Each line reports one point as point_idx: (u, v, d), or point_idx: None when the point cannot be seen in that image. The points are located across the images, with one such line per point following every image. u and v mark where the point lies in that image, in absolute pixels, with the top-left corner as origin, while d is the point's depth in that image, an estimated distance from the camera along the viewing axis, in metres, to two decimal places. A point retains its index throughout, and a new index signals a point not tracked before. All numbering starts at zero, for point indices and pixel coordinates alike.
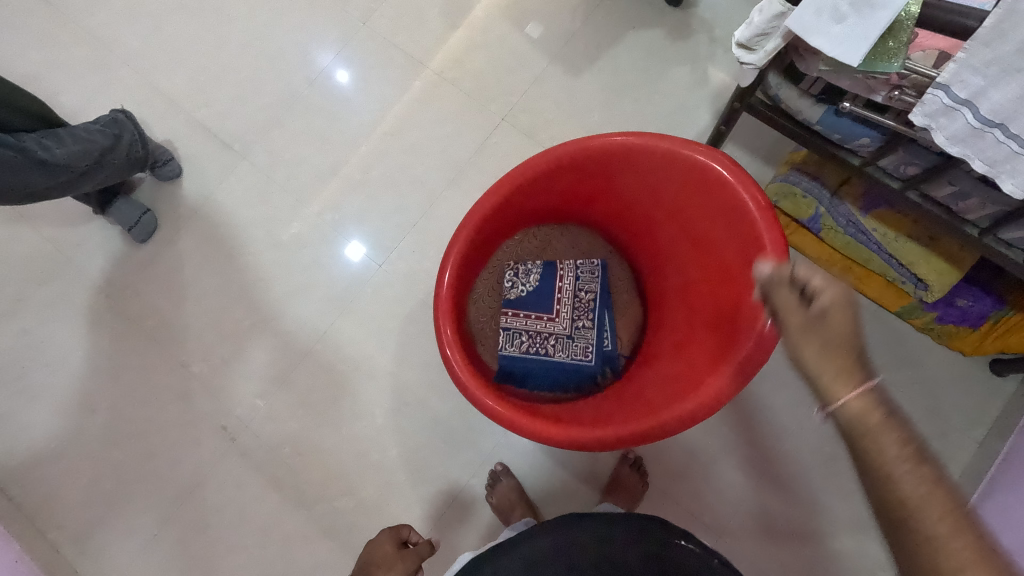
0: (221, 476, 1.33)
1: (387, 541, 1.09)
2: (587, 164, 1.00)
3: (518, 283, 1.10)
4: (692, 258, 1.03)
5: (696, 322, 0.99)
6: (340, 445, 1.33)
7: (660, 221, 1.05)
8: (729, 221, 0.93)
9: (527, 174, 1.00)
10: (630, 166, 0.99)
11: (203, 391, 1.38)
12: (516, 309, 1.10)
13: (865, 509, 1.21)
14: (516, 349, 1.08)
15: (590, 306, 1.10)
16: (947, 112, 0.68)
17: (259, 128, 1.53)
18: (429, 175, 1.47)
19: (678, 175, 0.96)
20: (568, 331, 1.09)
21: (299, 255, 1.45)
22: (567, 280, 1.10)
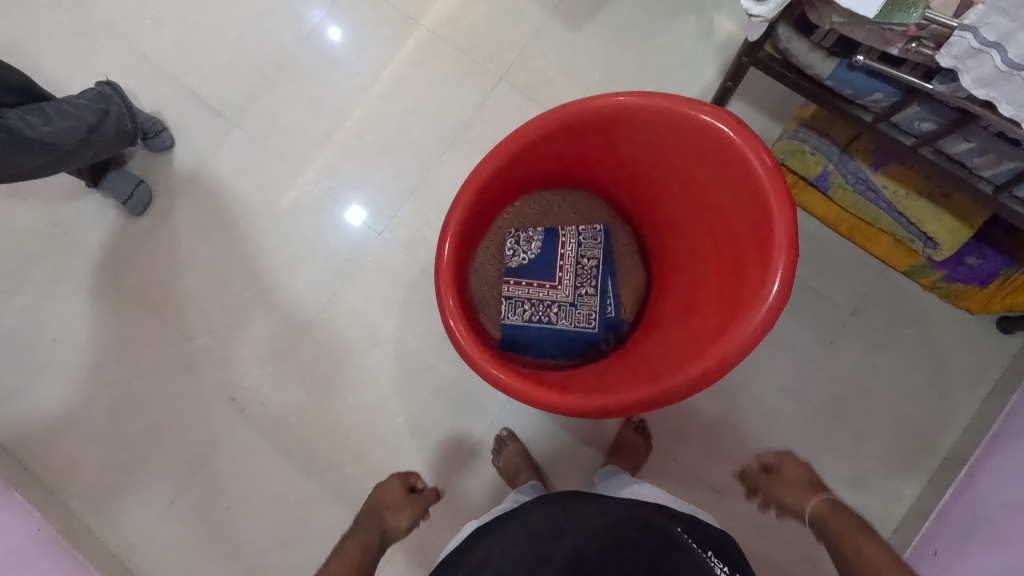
0: (232, 445, 1.36)
1: (397, 485, 1.14)
2: (588, 127, 0.97)
3: (519, 251, 1.09)
4: (696, 223, 1.01)
5: (700, 287, 0.98)
6: (347, 414, 1.35)
7: (663, 184, 1.03)
8: (735, 183, 0.90)
9: (526, 138, 0.97)
10: (632, 127, 0.96)
11: (209, 363, 1.39)
12: (518, 278, 1.09)
13: (865, 466, 1.23)
14: (518, 317, 1.07)
15: (593, 273, 1.09)
16: (975, 55, 0.66)
17: (250, 93, 1.49)
18: (426, 139, 1.43)
19: (682, 136, 0.93)
20: (571, 298, 1.08)
21: (298, 224, 1.43)
22: (569, 247, 1.09)
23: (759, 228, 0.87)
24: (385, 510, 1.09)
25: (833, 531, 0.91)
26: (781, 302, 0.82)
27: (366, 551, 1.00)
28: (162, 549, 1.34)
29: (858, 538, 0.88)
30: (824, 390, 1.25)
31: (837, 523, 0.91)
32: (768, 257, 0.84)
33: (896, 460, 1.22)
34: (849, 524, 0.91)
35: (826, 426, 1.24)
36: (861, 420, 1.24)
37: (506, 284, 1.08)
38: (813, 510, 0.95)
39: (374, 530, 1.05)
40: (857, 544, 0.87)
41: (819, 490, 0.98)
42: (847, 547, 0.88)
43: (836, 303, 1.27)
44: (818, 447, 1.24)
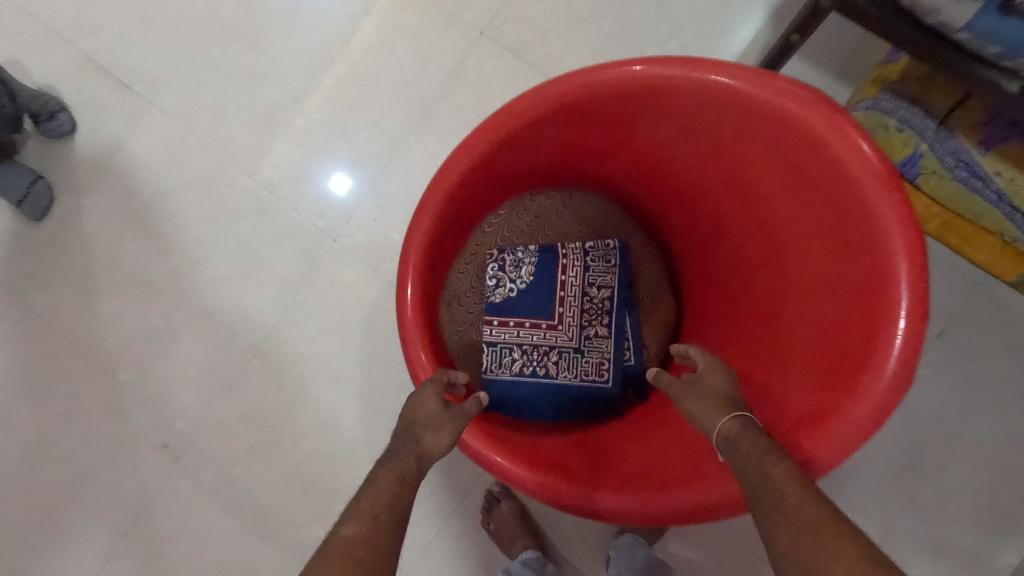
0: (169, 501, 1.13)
1: (432, 397, 0.69)
2: (612, 107, 0.71)
3: (505, 280, 0.83)
4: (760, 249, 0.74)
5: (767, 340, 0.72)
6: (304, 463, 1.11)
7: (714, 189, 0.77)
8: (828, 199, 0.64)
9: (523, 120, 0.71)
10: (674, 110, 0.69)
11: (137, 403, 1.14)
12: (504, 317, 0.82)
13: (948, 529, 0.98)
14: (506, 372, 0.81)
15: (605, 308, 0.82)
16: None
17: (167, 60, 1.17)
18: (390, 115, 1.12)
19: (748, 127, 0.67)
20: (575, 342, 0.82)
21: (234, 229, 1.14)
22: (572, 273, 0.82)
23: (868, 271, 0.61)
24: (421, 433, 0.67)
25: (737, 451, 0.59)
26: (903, 387, 0.57)
27: (407, 475, 0.65)
28: None
29: (759, 457, 0.58)
30: (898, 433, 0.99)
31: (747, 446, 0.59)
32: (884, 318, 0.59)
33: (987, 521, 0.97)
34: (760, 446, 0.58)
35: (900, 479, 0.99)
36: (945, 472, 0.98)
37: (487, 326, 0.82)
38: (719, 430, 0.61)
39: (409, 460, 0.66)
40: (760, 460, 0.58)
41: (732, 410, 0.63)
42: (750, 462, 0.58)
43: None
44: (888, 506, 0.99)
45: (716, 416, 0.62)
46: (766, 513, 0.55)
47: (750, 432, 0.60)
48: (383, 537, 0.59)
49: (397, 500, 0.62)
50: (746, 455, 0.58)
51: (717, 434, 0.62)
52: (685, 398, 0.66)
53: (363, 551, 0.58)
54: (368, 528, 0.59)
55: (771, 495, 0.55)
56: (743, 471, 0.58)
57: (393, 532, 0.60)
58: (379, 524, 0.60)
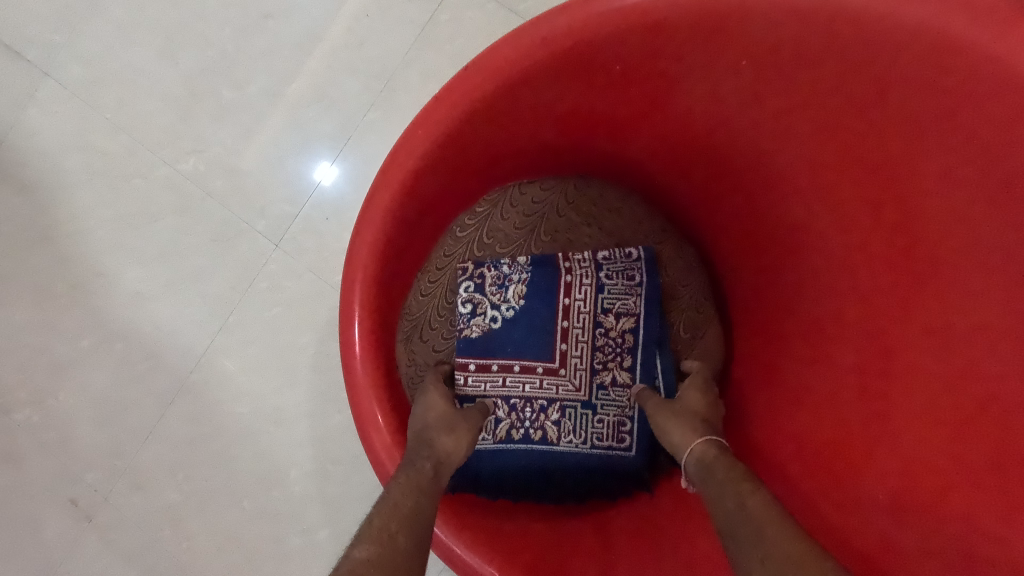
0: (78, 572, 0.91)
1: (442, 399, 0.55)
2: (652, 52, 0.48)
3: (485, 306, 0.62)
4: (872, 268, 0.51)
5: (883, 406, 0.49)
6: (242, 525, 0.88)
7: (799, 176, 0.54)
8: (1004, 202, 0.41)
9: (515, 75, 0.49)
10: (750, 53, 0.47)
11: (37, 451, 0.92)
12: (485, 359, 0.61)
13: None
14: (491, 437, 0.60)
15: (625, 344, 0.61)
16: None
17: (64, 21, 0.93)
18: (342, 85, 0.89)
19: (869, 73, 0.44)
20: (584, 392, 0.61)
21: (152, 231, 0.91)
22: (581, 296, 0.61)
23: None
24: (434, 436, 0.50)
25: (708, 476, 0.46)
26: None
27: (427, 484, 0.46)
28: None
29: (735, 484, 0.43)
30: None
31: (721, 471, 0.45)
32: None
33: None
34: (737, 472, 0.45)
35: None
36: None
37: (461, 372, 0.60)
38: (691, 453, 0.49)
39: (425, 467, 0.47)
40: (736, 487, 0.43)
41: (708, 432, 0.50)
42: (723, 489, 0.44)
43: None
44: None
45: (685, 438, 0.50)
46: (740, 556, 0.39)
47: (725, 458, 0.47)
48: (410, 558, 0.40)
49: (420, 511, 0.43)
50: (712, 479, 0.46)
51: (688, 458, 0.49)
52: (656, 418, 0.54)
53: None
54: (386, 546, 0.40)
55: (746, 530, 0.40)
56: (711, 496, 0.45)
57: (421, 552, 0.41)
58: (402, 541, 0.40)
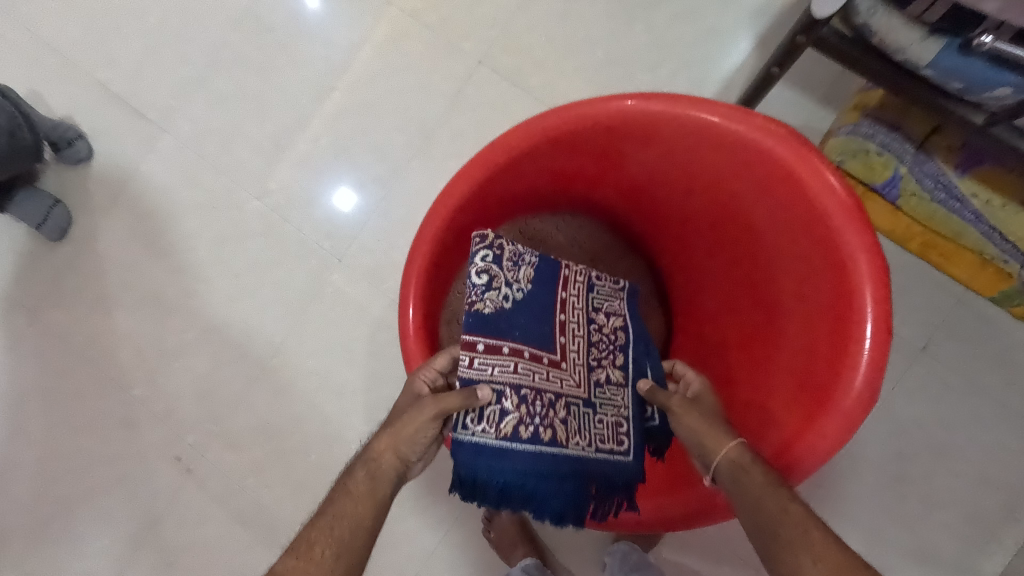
0: (180, 512, 1.17)
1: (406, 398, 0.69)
2: (604, 139, 0.75)
3: (500, 281, 0.74)
4: (743, 274, 0.80)
5: (748, 359, 0.77)
6: (310, 475, 1.14)
7: (699, 218, 0.81)
8: (802, 234, 0.69)
9: (517, 149, 0.75)
10: (660, 146, 0.74)
11: (150, 417, 1.19)
12: (495, 338, 0.71)
13: (940, 541, 1.00)
14: (493, 433, 0.68)
15: (617, 341, 0.81)
16: None
17: (179, 89, 1.23)
18: (392, 140, 1.17)
19: (728, 160, 0.71)
20: (584, 389, 0.76)
21: (243, 249, 1.20)
22: (575, 292, 0.80)
23: (834, 300, 0.67)
24: (377, 439, 0.67)
25: (740, 479, 0.62)
26: (867, 406, 0.63)
27: (356, 489, 0.63)
28: None
29: (775, 490, 0.60)
30: (888, 445, 1.02)
31: (757, 475, 0.61)
32: (850, 340, 0.64)
33: (975, 530, 0.99)
34: (768, 477, 0.61)
35: (890, 482, 1.02)
36: (931, 480, 1.01)
37: (470, 352, 0.69)
38: (726, 455, 0.63)
39: (359, 475, 0.65)
40: (775, 492, 0.60)
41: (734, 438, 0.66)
42: (765, 494, 0.60)
43: (903, 336, 1.02)
44: (880, 519, 1.01)
45: (718, 442, 0.65)
46: (789, 558, 0.56)
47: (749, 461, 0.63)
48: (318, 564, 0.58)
49: (341, 517, 0.61)
50: (748, 480, 0.61)
51: (721, 460, 0.64)
52: (687, 417, 0.68)
53: None
54: (302, 556, 0.58)
55: (793, 531, 0.57)
56: (748, 495, 0.60)
57: (329, 555, 0.58)
58: (312, 553, 0.58)
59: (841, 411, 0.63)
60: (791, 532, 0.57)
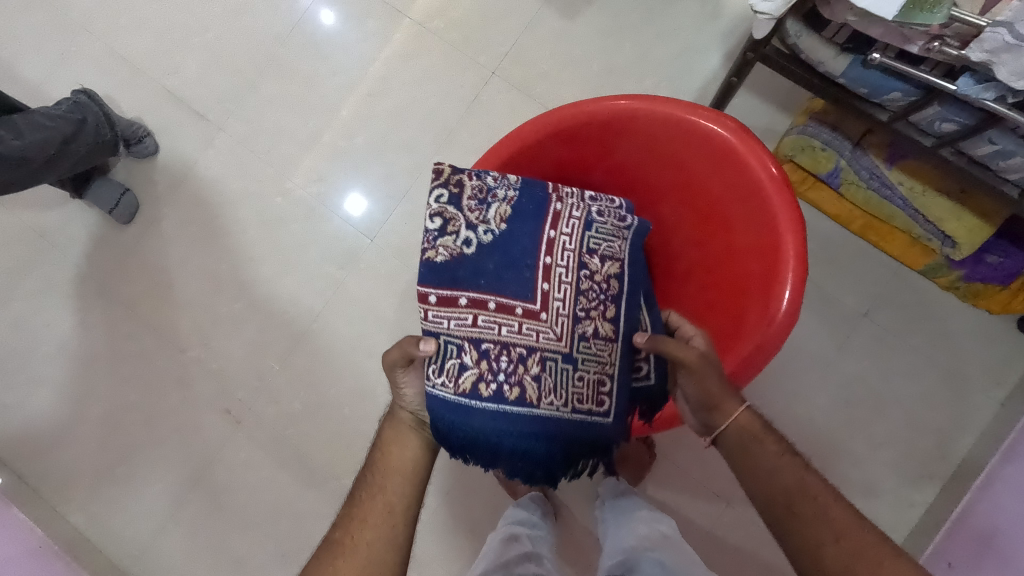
0: (230, 457, 1.36)
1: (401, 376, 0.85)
2: (589, 131, 0.90)
3: (457, 224, 0.79)
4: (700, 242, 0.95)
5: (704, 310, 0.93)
6: (345, 424, 1.34)
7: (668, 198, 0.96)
8: (744, 202, 0.85)
9: (520, 142, 0.88)
10: (634, 137, 0.90)
11: (204, 376, 1.38)
12: (453, 289, 0.78)
13: (877, 475, 1.19)
14: (452, 387, 0.77)
15: (610, 292, 0.83)
16: (1011, 49, 0.61)
17: (233, 94, 1.43)
18: (417, 138, 1.37)
19: (688, 146, 0.87)
20: (565, 343, 0.81)
21: (287, 231, 1.39)
22: (568, 232, 0.82)
23: (766, 252, 0.83)
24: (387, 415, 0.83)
25: (751, 446, 0.73)
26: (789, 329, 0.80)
27: (378, 450, 0.79)
28: (163, 561, 1.35)
29: (788, 460, 0.71)
30: (835, 395, 1.22)
31: (769, 445, 0.72)
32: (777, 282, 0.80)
33: (908, 467, 1.19)
34: (777, 446, 0.72)
35: (836, 428, 1.21)
36: (870, 426, 1.20)
37: (425, 306, 0.78)
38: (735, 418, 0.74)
39: (378, 442, 0.80)
40: (788, 462, 0.71)
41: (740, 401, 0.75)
42: (780, 464, 0.71)
43: (847, 304, 1.22)
44: (826, 456, 1.21)
45: (731, 408, 0.74)
46: (807, 527, 0.66)
47: (755, 424, 0.74)
48: (361, 505, 0.73)
49: (370, 470, 0.76)
50: (756, 443, 0.73)
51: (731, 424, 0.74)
52: (703, 378, 0.75)
53: (349, 520, 0.71)
54: (349, 506, 0.74)
55: (809, 502, 0.67)
56: (761, 465, 0.71)
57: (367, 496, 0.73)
58: (353, 498, 0.74)
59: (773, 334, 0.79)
60: (806, 500, 0.67)
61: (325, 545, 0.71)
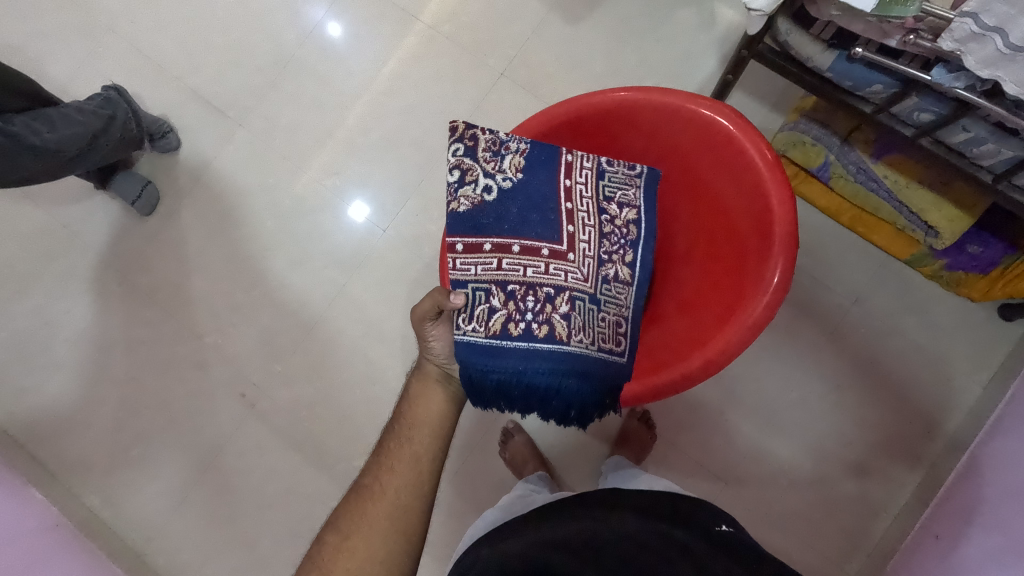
0: (243, 441, 1.40)
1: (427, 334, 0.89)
2: (594, 121, 0.95)
3: (475, 172, 0.81)
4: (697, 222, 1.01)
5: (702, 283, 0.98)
6: (356, 407, 1.39)
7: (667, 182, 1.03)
8: (739, 181, 0.92)
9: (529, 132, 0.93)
10: (637, 127, 0.96)
11: (219, 361, 1.43)
12: (477, 239, 0.81)
13: (867, 455, 1.25)
14: (482, 330, 0.80)
15: (630, 235, 0.86)
16: (977, 38, 0.68)
17: (253, 92, 1.50)
18: (428, 135, 1.44)
19: (687, 132, 0.94)
20: (591, 284, 0.85)
21: (303, 222, 1.45)
22: (583, 179, 0.85)
23: (761, 225, 0.89)
24: (413, 371, 0.89)
25: None
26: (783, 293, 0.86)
27: (405, 407, 0.86)
28: (177, 542, 1.39)
29: None
30: (827, 379, 1.28)
31: None
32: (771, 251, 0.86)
33: (897, 447, 1.24)
34: None
35: (828, 411, 1.27)
36: (861, 408, 1.26)
37: (452, 255, 0.81)
38: None
39: (405, 398, 0.87)
40: None
41: None
42: None
43: (838, 293, 1.29)
44: (819, 438, 1.27)
45: None
46: None
47: None
48: (389, 459, 0.81)
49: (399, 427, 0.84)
50: None
51: None
52: None
53: (378, 472, 0.81)
54: (378, 458, 0.82)
55: None
56: None
57: (396, 453, 0.82)
58: (384, 453, 0.82)
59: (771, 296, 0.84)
60: None
61: (356, 488, 0.81)
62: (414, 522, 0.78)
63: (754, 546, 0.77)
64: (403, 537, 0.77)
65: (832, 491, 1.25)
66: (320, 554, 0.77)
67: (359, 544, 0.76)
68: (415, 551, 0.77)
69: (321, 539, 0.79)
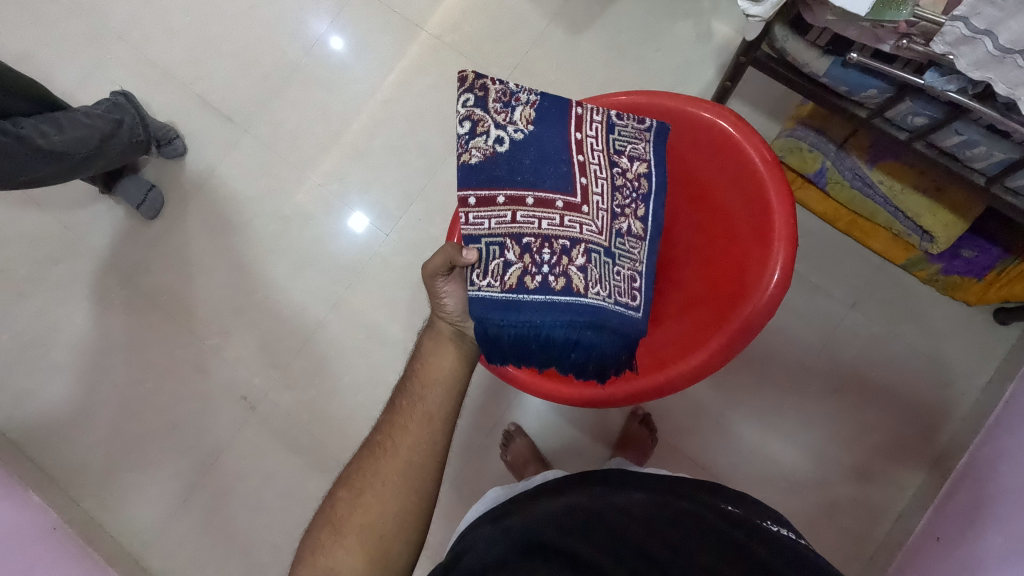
0: (243, 445, 1.40)
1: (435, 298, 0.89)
2: None
3: (486, 124, 0.80)
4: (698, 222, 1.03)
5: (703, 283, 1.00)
6: (356, 411, 1.39)
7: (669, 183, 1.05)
8: (740, 184, 0.94)
9: None
10: None
11: (220, 364, 1.43)
12: (491, 192, 0.79)
13: (867, 458, 1.26)
14: (498, 285, 0.78)
15: (642, 188, 0.87)
16: (968, 41, 0.70)
17: (259, 100, 1.53)
18: (431, 141, 1.47)
19: (688, 134, 0.97)
20: (605, 237, 0.83)
21: (305, 226, 1.47)
22: (593, 132, 0.85)
23: (760, 227, 0.91)
24: (423, 337, 0.90)
25: None
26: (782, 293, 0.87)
27: (416, 370, 0.87)
28: (174, 546, 1.38)
29: None
30: (826, 382, 1.29)
31: None
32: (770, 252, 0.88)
33: (896, 450, 1.25)
34: None
35: (827, 414, 1.28)
36: (861, 410, 1.27)
37: (464, 210, 0.79)
38: None
39: (415, 363, 0.88)
40: None
41: None
42: None
43: (836, 297, 1.30)
44: (819, 440, 1.27)
45: None
46: None
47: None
48: (402, 415, 0.82)
49: (410, 389, 0.85)
50: None
51: None
52: None
53: (391, 428, 0.82)
54: (390, 416, 0.83)
55: None
56: None
57: (408, 409, 0.82)
58: (395, 412, 0.83)
59: (770, 297, 0.86)
60: None
61: (368, 446, 0.82)
62: (427, 479, 0.78)
63: (758, 519, 0.78)
64: (415, 492, 0.77)
65: (832, 494, 1.26)
66: (333, 511, 0.77)
67: (371, 500, 0.76)
68: (428, 506, 0.77)
69: (334, 494, 0.79)
